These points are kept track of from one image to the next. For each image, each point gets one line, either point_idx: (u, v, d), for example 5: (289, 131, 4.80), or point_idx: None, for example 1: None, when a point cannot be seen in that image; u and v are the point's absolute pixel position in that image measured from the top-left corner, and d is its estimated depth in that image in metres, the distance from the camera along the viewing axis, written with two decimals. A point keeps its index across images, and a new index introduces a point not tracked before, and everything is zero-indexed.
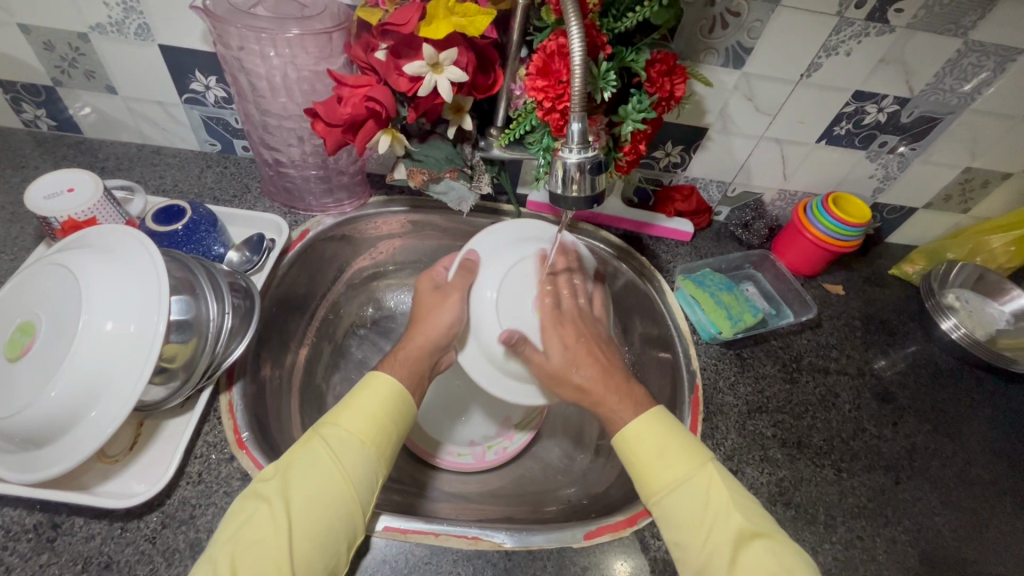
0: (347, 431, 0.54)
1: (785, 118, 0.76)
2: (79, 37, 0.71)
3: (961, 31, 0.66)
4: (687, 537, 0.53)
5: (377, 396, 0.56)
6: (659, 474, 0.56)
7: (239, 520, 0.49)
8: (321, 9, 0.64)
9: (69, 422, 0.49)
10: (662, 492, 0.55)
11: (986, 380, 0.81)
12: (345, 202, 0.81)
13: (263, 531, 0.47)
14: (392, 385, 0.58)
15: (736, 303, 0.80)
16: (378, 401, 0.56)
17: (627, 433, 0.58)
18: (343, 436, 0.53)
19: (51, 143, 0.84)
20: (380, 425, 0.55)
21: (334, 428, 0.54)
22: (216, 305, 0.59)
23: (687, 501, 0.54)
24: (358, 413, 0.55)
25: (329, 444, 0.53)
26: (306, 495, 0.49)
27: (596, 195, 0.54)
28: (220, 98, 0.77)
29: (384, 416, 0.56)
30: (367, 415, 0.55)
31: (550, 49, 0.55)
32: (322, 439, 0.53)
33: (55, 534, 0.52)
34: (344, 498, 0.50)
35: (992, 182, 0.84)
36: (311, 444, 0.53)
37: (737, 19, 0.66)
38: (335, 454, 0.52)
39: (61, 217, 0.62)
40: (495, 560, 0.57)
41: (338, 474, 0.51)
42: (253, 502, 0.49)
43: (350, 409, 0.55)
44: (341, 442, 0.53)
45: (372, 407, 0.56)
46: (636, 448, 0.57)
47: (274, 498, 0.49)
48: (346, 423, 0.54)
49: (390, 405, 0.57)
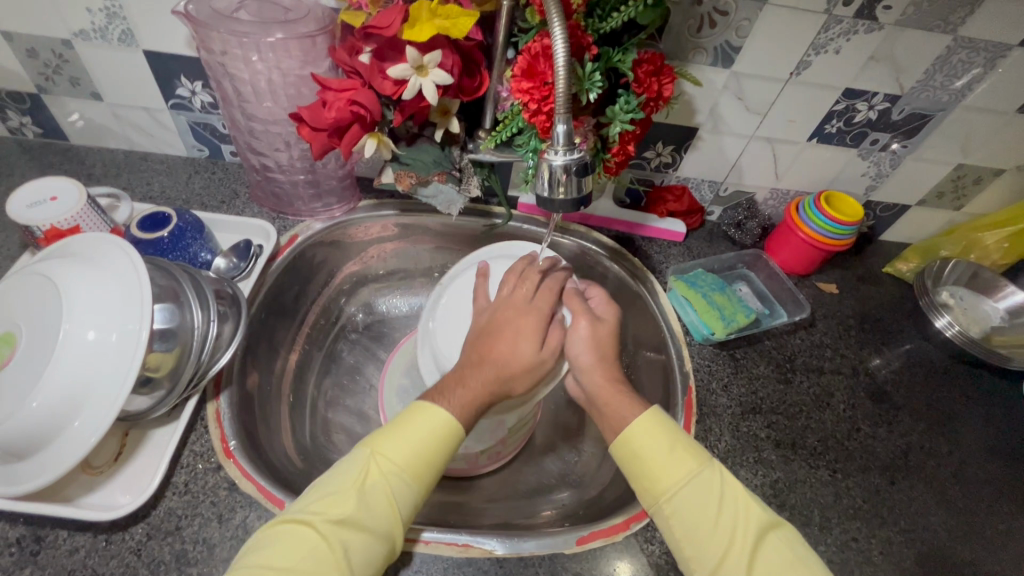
0: (401, 468, 0.53)
1: (775, 118, 0.76)
2: (63, 44, 0.70)
3: (950, 28, 0.66)
4: (691, 547, 0.53)
5: (428, 430, 0.54)
6: (658, 481, 0.56)
7: (286, 546, 0.48)
8: (305, 12, 0.64)
9: (51, 433, 0.48)
10: (661, 500, 0.55)
11: (981, 377, 0.80)
12: (334, 207, 0.80)
13: (318, 565, 0.47)
14: (447, 416, 0.55)
15: (728, 303, 0.79)
16: (431, 434, 0.54)
17: (623, 442, 0.58)
18: (397, 473, 0.52)
19: (37, 151, 0.83)
20: (430, 459, 0.54)
21: (381, 455, 0.53)
22: (201, 313, 0.59)
23: (688, 509, 0.54)
24: (410, 444, 0.54)
25: (385, 479, 0.52)
26: (363, 535, 0.49)
27: (583, 197, 0.53)
28: (206, 103, 0.77)
29: (433, 449, 0.54)
30: (421, 448, 0.54)
31: (534, 50, 0.55)
32: (377, 473, 0.52)
33: (38, 547, 0.52)
34: (392, 531, 0.51)
35: (984, 178, 0.84)
36: (366, 478, 0.52)
37: (724, 18, 0.65)
38: (391, 492, 0.52)
39: (43, 225, 0.62)
40: (486, 567, 0.56)
41: (391, 511, 0.51)
42: (300, 528, 0.49)
43: (403, 439, 0.54)
44: (395, 480, 0.52)
45: (419, 438, 0.54)
46: (632, 456, 0.57)
47: (327, 533, 0.49)
48: (399, 456, 0.53)
49: (438, 437, 0.55)
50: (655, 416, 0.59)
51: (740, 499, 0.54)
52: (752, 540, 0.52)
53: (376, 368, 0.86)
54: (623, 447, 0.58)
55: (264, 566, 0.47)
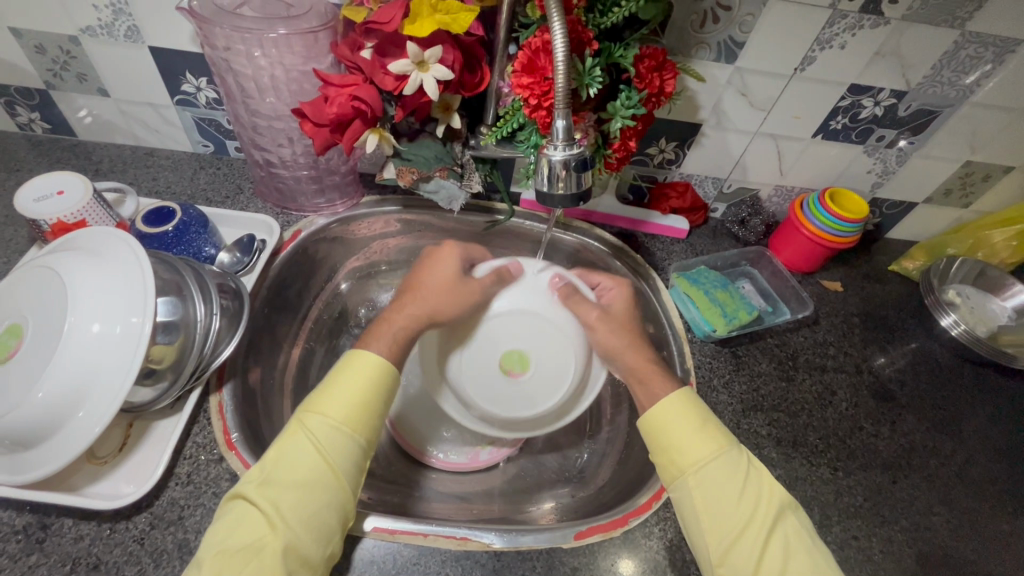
0: (331, 418, 0.54)
1: (779, 113, 0.75)
2: (69, 40, 0.71)
3: (957, 22, 0.65)
4: (710, 524, 0.53)
5: (353, 381, 0.56)
6: (685, 454, 0.56)
7: (229, 520, 0.49)
8: (307, 8, 0.64)
9: (55, 423, 0.49)
10: (685, 475, 0.55)
11: (987, 376, 0.80)
12: (337, 202, 0.81)
13: (256, 527, 0.48)
14: (375, 360, 0.57)
15: (731, 300, 0.78)
16: (365, 377, 0.56)
17: (646, 423, 0.59)
18: (328, 426, 0.53)
19: (46, 146, 0.84)
20: (362, 408, 0.55)
21: (314, 416, 0.54)
22: (203, 307, 0.60)
23: (713, 487, 0.54)
24: (343, 395, 0.55)
25: (315, 435, 0.53)
26: (295, 490, 0.50)
27: (582, 192, 0.53)
28: (211, 99, 0.77)
29: (368, 394, 0.56)
30: (352, 403, 0.55)
31: (535, 45, 0.54)
32: (305, 430, 0.53)
33: (44, 535, 0.52)
34: (333, 486, 0.51)
35: (993, 176, 0.83)
36: (293, 435, 0.53)
37: (727, 13, 0.65)
38: (318, 445, 0.52)
39: (51, 220, 0.63)
40: (484, 560, 0.56)
41: (323, 463, 0.52)
42: (242, 501, 0.50)
43: (332, 395, 0.55)
44: (325, 434, 0.53)
45: (348, 394, 0.55)
46: (662, 428, 0.58)
47: (260, 496, 0.50)
48: (328, 410, 0.54)
49: (365, 391, 0.55)
50: (687, 397, 0.59)
51: (762, 481, 0.55)
52: (772, 515, 0.53)
53: None
54: (652, 420, 0.59)
55: (215, 542, 0.48)
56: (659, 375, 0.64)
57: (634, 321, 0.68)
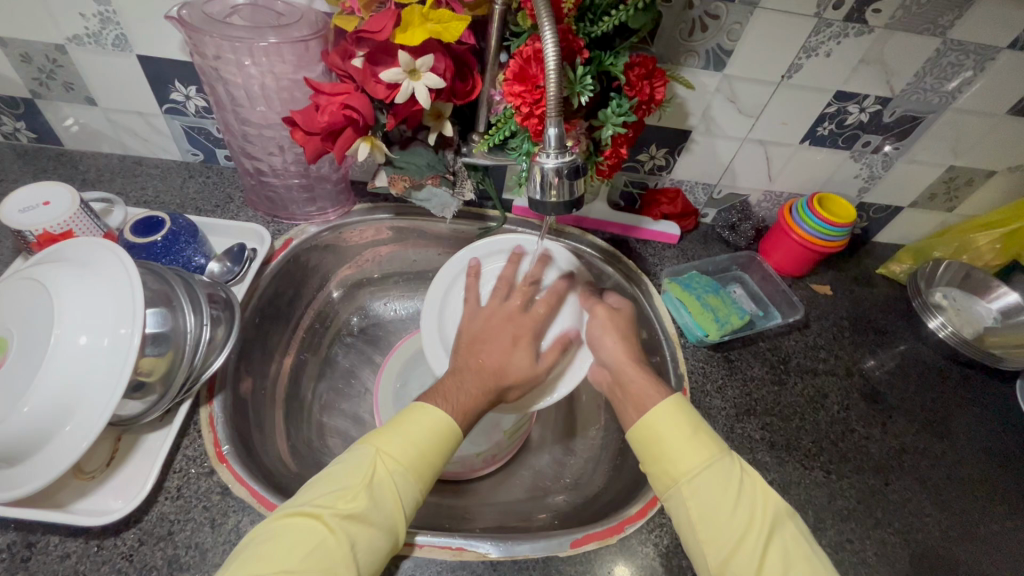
0: (409, 465, 0.53)
1: (767, 119, 0.76)
2: (56, 49, 0.70)
3: (939, 31, 0.66)
4: (704, 534, 0.53)
5: (433, 430, 0.55)
6: (679, 464, 0.56)
7: (288, 545, 0.47)
8: (298, 17, 0.64)
9: (41, 437, 0.48)
10: (680, 484, 0.55)
11: (974, 377, 0.81)
12: (328, 210, 0.81)
13: (326, 559, 0.47)
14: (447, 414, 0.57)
15: (722, 304, 0.79)
16: (441, 430, 0.56)
17: (642, 429, 0.59)
18: (405, 471, 0.53)
19: (32, 156, 0.83)
20: (433, 460, 0.55)
21: (394, 458, 0.53)
22: (193, 317, 0.59)
23: (707, 495, 0.54)
24: (423, 444, 0.54)
25: (394, 477, 0.52)
26: (370, 531, 0.49)
27: (575, 199, 0.53)
28: (200, 108, 0.77)
29: (438, 446, 0.55)
30: (428, 451, 0.55)
31: (526, 54, 0.55)
32: (387, 472, 0.52)
33: (28, 554, 0.51)
34: (396, 531, 0.51)
35: (976, 180, 0.84)
36: (375, 474, 0.52)
37: (715, 21, 0.65)
38: (398, 491, 0.52)
39: (37, 230, 0.62)
40: (480, 570, 0.56)
41: (398, 508, 0.51)
42: (310, 527, 0.48)
43: (410, 440, 0.54)
44: (402, 477, 0.53)
45: (428, 442, 0.55)
46: (653, 438, 0.58)
47: (337, 530, 0.48)
48: (408, 455, 0.54)
49: (439, 441, 0.55)
50: (679, 405, 0.59)
51: (757, 488, 0.55)
52: (767, 526, 0.52)
53: (371, 372, 0.86)
54: (643, 430, 0.59)
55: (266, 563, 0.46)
56: (654, 380, 0.64)
57: (612, 329, 0.69)
